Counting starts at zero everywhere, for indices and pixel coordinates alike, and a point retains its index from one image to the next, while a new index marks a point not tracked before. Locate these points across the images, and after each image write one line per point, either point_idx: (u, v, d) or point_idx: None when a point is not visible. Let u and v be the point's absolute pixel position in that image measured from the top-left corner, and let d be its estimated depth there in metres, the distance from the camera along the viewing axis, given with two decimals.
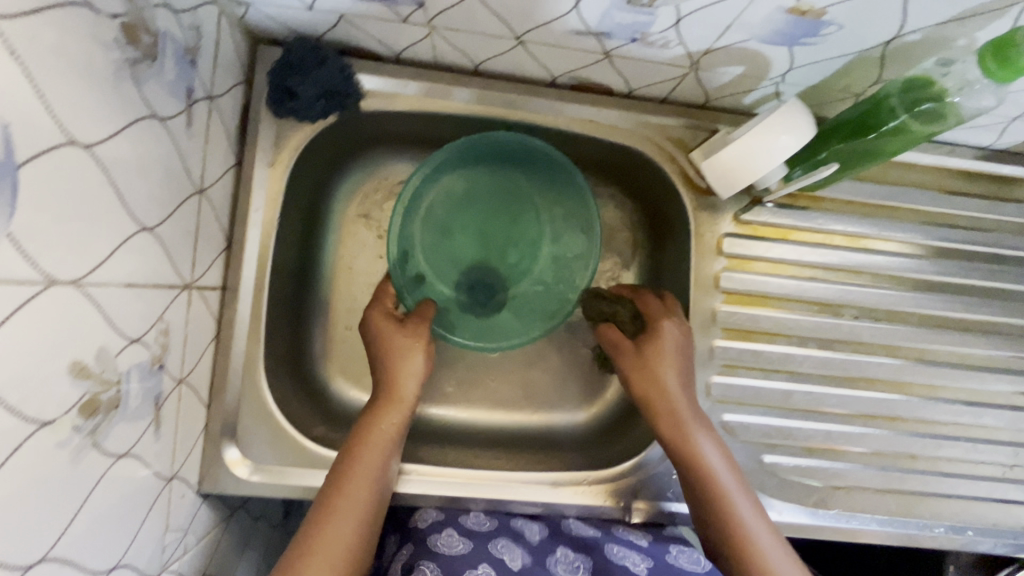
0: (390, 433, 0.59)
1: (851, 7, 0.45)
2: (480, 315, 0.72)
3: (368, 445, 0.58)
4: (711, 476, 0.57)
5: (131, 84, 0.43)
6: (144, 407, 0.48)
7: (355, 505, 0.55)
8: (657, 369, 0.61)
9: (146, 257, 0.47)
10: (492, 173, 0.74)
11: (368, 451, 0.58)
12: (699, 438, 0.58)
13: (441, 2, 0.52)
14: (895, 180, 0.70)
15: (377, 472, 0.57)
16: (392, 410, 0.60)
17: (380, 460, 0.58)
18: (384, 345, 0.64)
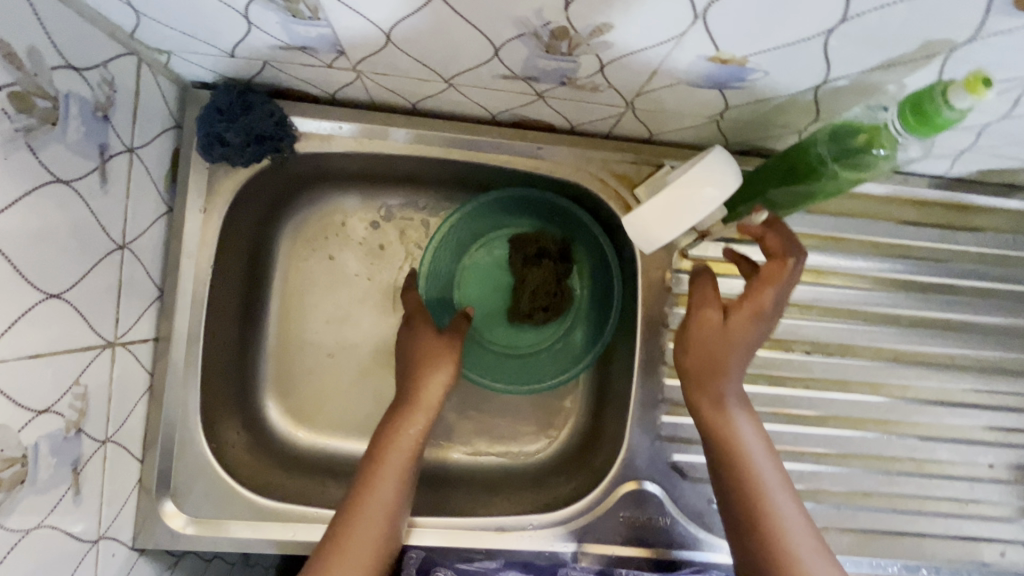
0: (409, 447, 0.59)
1: (773, 55, 0.44)
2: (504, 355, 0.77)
3: (387, 460, 0.58)
4: (748, 463, 0.54)
5: (27, 152, 0.42)
6: (60, 474, 0.47)
7: (374, 522, 0.56)
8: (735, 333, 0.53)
9: (55, 325, 0.46)
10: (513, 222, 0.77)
11: (386, 466, 0.58)
12: (737, 417, 0.56)
13: (360, 51, 0.51)
14: (849, 211, 0.68)
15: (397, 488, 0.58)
16: (417, 416, 0.60)
17: (398, 476, 0.58)
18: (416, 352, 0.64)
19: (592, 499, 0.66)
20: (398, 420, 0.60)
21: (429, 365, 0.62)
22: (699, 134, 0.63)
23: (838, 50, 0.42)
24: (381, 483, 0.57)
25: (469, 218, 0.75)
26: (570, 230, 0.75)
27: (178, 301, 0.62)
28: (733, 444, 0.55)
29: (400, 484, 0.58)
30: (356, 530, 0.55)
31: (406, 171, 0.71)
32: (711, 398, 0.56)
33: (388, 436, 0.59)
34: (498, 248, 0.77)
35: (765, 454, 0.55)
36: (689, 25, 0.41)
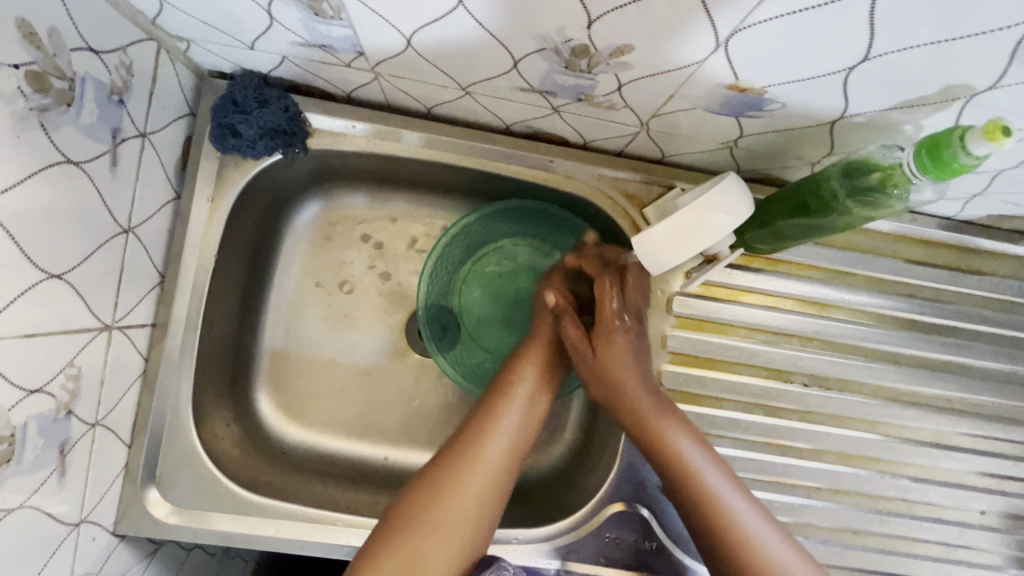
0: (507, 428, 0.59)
1: (791, 88, 0.44)
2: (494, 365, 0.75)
3: (487, 443, 0.57)
4: (711, 496, 0.57)
5: (40, 131, 0.42)
6: (47, 455, 0.47)
7: (463, 500, 0.54)
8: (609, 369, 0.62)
9: (54, 306, 0.46)
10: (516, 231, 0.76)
11: (483, 448, 0.57)
12: (689, 448, 0.59)
13: (380, 53, 0.51)
14: (856, 246, 0.68)
15: (494, 467, 0.57)
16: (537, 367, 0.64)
17: (495, 459, 0.57)
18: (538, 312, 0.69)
19: (578, 518, 0.66)
20: (508, 393, 0.61)
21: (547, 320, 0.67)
22: (712, 159, 0.63)
23: (857, 87, 0.42)
24: (481, 457, 0.57)
25: (480, 226, 0.75)
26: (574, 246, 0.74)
27: (180, 288, 0.61)
28: (693, 478, 0.58)
29: (498, 465, 0.57)
30: (458, 492, 0.54)
31: (415, 173, 0.71)
32: (661, 444, 0.59)
33: (487, 420, 0.59)
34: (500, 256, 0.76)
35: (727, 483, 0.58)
36: (710, 52, 0.41)
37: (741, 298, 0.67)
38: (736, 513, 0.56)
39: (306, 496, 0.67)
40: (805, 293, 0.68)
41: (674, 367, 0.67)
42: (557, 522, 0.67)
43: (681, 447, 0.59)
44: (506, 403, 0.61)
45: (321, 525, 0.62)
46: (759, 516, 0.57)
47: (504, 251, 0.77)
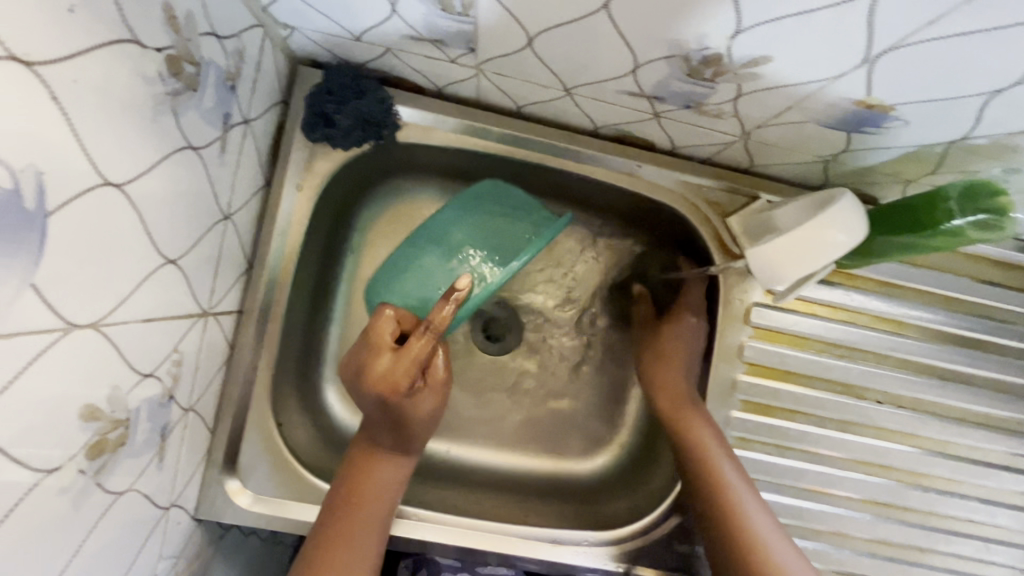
0: (378, 506, 0.57)
1: (922, 107, 0.44)
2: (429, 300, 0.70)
3: (354, 528, 0.55)
4: (735, 505, 0.57)
5: (171, 116, 0.41)
6: (152, 439, 0.47)
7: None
8: (669, 354, 0.69)
9: (168, 291, 0.45)
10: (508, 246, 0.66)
11: (361, 516, 0.56)
12: (720, 463, 0.60)
13: (493, 50, 0.50)
14: (934, 264, 0.68)
15: (374, 537, 0.56)
16: (388, 460, 0.59)
17: (376, 528, 0.57)
18: (656, 377, 0.69)
19: (652, 520, 0.67)
20: (377, 462, 0.59)
21: (660, 364, 0.69)
22: (802, 171, 0.62)
23: (993, 110, 0.42)
24: (359, 530, 0.55)
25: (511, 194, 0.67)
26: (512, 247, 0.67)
27: (265, 276, 0.61)
28: (717, 485, 0.59)
29: (375, 535, 0.56)
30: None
31: (494, 172, 0.71)
32: (688, 447, 0.62)
33: (348, 504, 0.56)
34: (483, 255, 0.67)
35: (772, 526, 0.56)
36: (852, 68, 0.40)
37: (820, 312, 0.67)
38: (747, 513, 0.57)
39: None
40: (881, 309, 0.68)
41: (750, 377, 0.67)
42: (625, 527, 0.67)
43: (709, 455, 0.60)
44: (370, 490, 0.57)
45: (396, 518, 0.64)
46: (777, 534, 0.56)
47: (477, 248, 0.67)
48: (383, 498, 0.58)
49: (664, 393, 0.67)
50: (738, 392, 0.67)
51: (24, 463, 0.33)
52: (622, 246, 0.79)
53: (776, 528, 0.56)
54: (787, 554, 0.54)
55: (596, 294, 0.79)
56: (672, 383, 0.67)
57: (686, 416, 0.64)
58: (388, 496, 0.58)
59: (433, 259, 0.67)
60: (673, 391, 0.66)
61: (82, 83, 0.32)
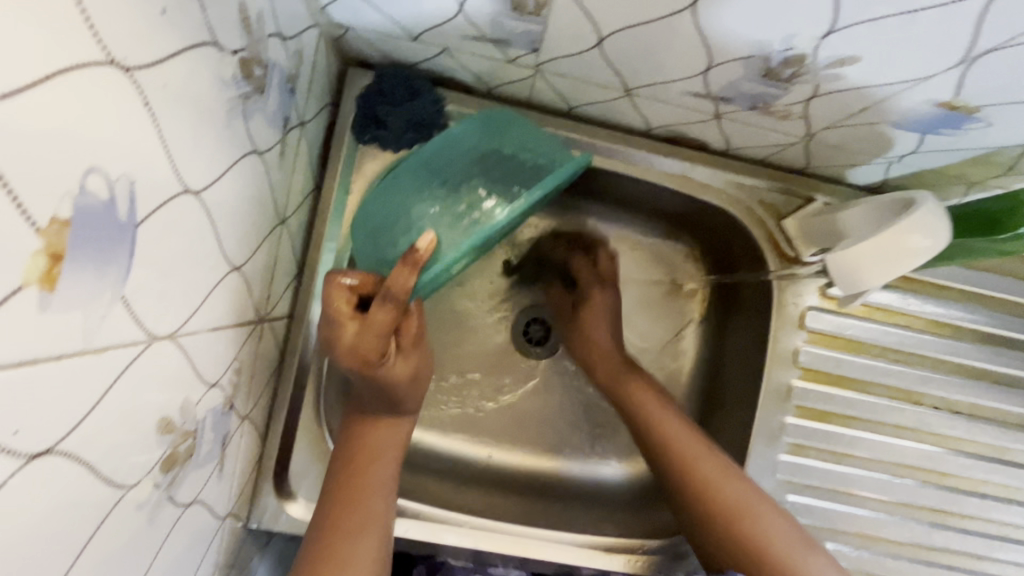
0: (378, 466, 0.55)
1: (1010, 108, 0.42)
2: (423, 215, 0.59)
3: (360, 494, 0.53)
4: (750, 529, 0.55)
5: (241, 120, 0.40)
6: (214, 449, 0.46)
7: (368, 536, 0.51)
8: (590, 328, 0.71)
9: (233, 298, 0.44)
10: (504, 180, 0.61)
11: (368, 479, 0.54)
12: (728, 487, 0.57)
13: (558, 50, 0.49)
14: (991, 267, 0.66)
15: (380, 495, 0.54)
16: (387, 422, 0.56)
17: (383, 486, 0.54)
18: (586, 338, 0.72)
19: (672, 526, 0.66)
20: (374, 422, 0.56)
21: (590, 327, 0.71)
22: (862, 173, 0.61)
23: None
24: (365, 494, 0.53)
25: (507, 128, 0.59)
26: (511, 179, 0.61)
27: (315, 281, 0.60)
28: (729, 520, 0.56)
29: (382, 496, 0.54)
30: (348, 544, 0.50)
31: None
32: (694, 482, 0.59)
33: (354, 469, 0.54)
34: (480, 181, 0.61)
35: (789, 528, 0.55)
36: (946, 69, 0.39)
37: (875, 316, 0.66)
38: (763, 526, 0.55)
39: (425, 493, 0.67)
40: (938, 313, 0.66)
41: (804, 382, 0.66)
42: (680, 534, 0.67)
43: (715, 487, 0.58)
44: (370, 453, 0.55)
45: (447, 526, 0.63)
46: (788, 527, 0.55)
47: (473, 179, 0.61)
48: (382, 460, 0.55)
49: (657, 426, 0.64)
50: (792, 397, 0.66)
51: (110, 480, 0.32)
52: (665, 248, 0.77)
53: (791, 530, 0.55)
54: (808, 555, 0.53)
55: (639, 297, 0.78)
56: (608, 352, 0.70)
57: (654, 412, 0.64)
58: (387, 455, 0.56)
59: (422, 205, 0.58)
60: (615, 368, 0.69)
61: (169, 88, 0.31)
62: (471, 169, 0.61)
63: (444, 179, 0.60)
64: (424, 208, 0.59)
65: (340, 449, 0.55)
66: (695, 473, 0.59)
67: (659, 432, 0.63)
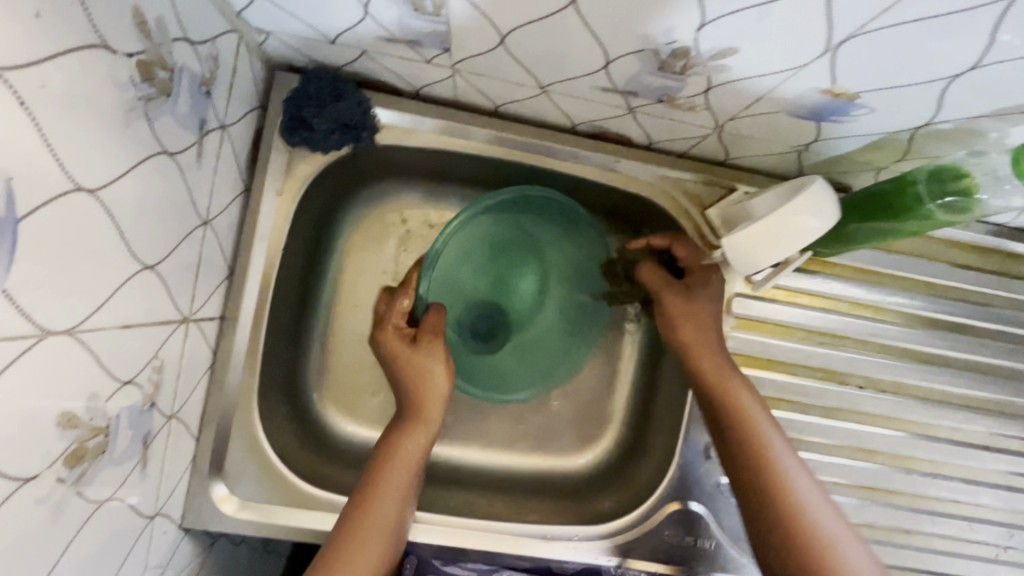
0: (403, 481, 0.57)
1: (887, 94, 0.45)
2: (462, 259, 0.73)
3: (386, 494, 0.56)
4: (789, 492, 0.54)
5: (145, 122, 0.41)
6: (133, 447, 0.47)
7: (379, 535, 0.54)
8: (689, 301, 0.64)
9: (145, 296, 0.45)
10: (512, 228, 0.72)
11: (394, 479, 0.57)
12: (775, 445, 0.56)
13: (467, 49, 0.51)
14: (909, 250, 0.69)
15: (397, 504, 0.56)
16: (421, 428, 0.59)
17: (400, 494, 0.56)
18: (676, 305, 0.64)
19: (627, 522, 0.66)
20: (399, 437, 0.59)
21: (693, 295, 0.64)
22: (778, 162, 0.63)
23: (957, 95, 0.43)
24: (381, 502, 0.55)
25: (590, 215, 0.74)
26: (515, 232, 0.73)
27: (248, 281, 0.61)
28: (775, 478, 0.55)
29: (399, 503, 0.56)
30: (360, 535, 0.53)
31: (474, 171, 0.71)
32: (746, 435, 0.57)
33: (384, 466, 0.57)
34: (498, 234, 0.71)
35: (808, 483, 0.55)
36: (815, 57, 0.41)
37: (799, 300, 0.68)
38: (804, 500, 0.54)
39: None
40: (860, 296, 0.69)
41: None
42: (619, 519, 0.67)
43: (767, 448, 0.56)
44: (400, 453, 0.58)
45: None
46: (821, 500, 0.54)
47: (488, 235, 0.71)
48: (404, 474, 0.57)
49: (728, 390, 0.59)
50: None
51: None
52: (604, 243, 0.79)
53: (839, 520, 0.53)
54: (858, 554, 0.51)
55: None
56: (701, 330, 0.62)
57: (731, 389, 0.59)
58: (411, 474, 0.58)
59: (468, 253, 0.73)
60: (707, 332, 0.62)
61: (51, 89, 0.32)
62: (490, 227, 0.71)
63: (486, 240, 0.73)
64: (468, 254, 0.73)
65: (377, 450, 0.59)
66: (748, 425, 0.57)
67: (727, 399, 0.59)
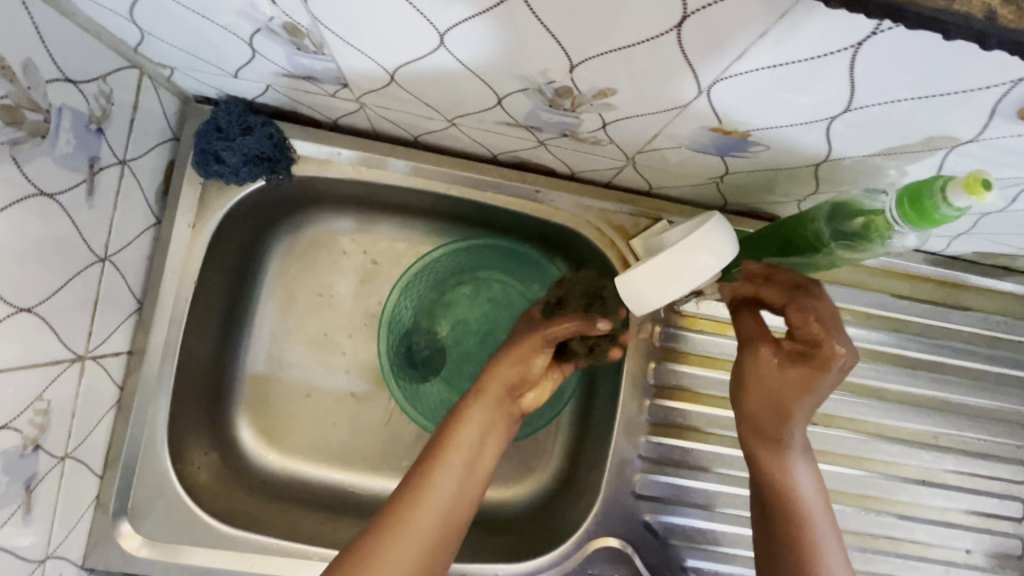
0: (464, 460, 0.56)
1: (775, 132, 0.44)
2: (424, 289, 0.75)
3: (430, 496, 0.53)
4: (798, 504, 0.54)
5: (12, 165, 0.41)
6: (12, 492, 0.46)
7: (433, 512, 0.53)
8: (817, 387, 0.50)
9: (21, 339, 0.44)
10: (465, 254, 0.74)
11: (438, 483, 0.54)
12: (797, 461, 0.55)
13: (364, 85, 0.50)
14: (841, 280, 0.67)
15: (467, 465, 0.56)
16: (477, 420, 0.58)
17: (452, 486, 0.55)
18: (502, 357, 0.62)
19: (551, 558, 0.65)
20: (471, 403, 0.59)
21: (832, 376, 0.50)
22: (699, 192, 0.62)
23: (841, 135, 0.42)
24: (441, 477, 0.55)
25: (539, 253, 0.75)
26: (470, 263, 0.75)
27: (159, 314, 0.60)
28: (790, 497, 0.54)
29: (463, 482, 0.55)
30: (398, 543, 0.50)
31: (402, 200, 0.71)
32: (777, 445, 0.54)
33: (425, 476, 0.55)
34: (452, 260, 0.74)
35: (815, 492, 0.55)
36: (692, 98, 0.40)
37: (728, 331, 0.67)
38: (808, 514, 0.54)
39: (283, 526, 0.66)
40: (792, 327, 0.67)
41: (661, 400, 0.66)
42: (542, 556, 0.65)
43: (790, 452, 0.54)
44: (451, 449, 0.56)
45: (296, 559, 0.61)
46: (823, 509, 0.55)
47: (442, 260, 0.74)
48: (467, 453, 0.57)
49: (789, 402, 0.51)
50: (649, 416, 0.66)
51: None
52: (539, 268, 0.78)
53: (831, 529, 0.54)
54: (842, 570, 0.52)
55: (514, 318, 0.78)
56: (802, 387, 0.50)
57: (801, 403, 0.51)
58: (498, 416, 0.60)
59: (430, 281, 0.75)
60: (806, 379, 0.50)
61: None
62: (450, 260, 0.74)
63: (444, 273, 0.75)
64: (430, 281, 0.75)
65: (449, 420, 0.59)
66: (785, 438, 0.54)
67: (781, 414, 0.53)
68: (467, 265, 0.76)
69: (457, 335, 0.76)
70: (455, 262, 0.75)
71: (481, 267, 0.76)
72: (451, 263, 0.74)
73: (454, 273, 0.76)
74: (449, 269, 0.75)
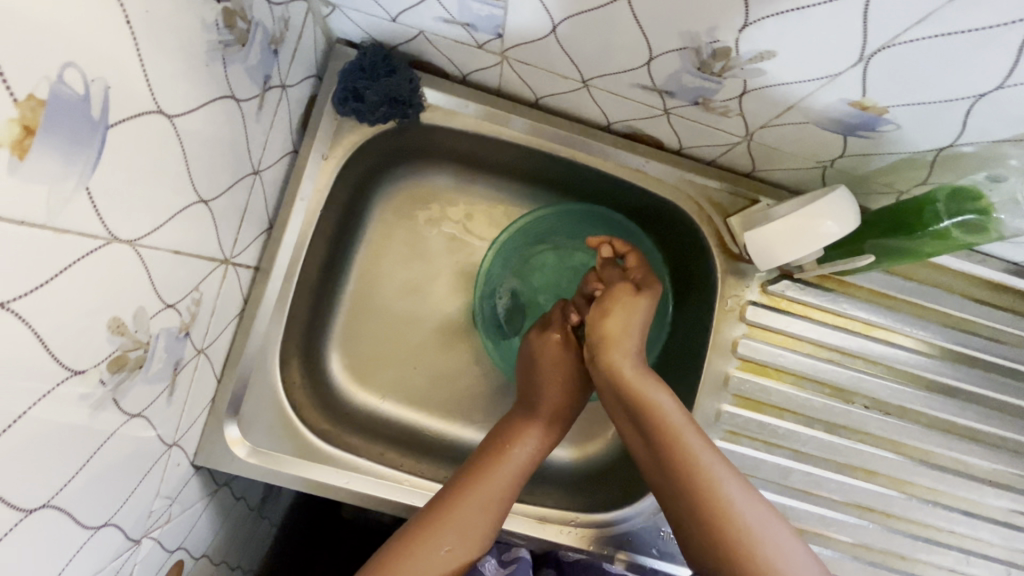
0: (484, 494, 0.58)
1: (912, 111, 0.47)
2: (517, 248, 0.78)
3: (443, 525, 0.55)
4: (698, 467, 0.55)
5: (220, 65, 0.45)
6: (166, 371, 0.49)
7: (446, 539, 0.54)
8: (619, 309, 0.63)
9: (196, 228, 0.48)
10: (560, 218, 0.78)
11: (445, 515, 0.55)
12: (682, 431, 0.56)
13: (519, 36, 0.54)
14: (923, 279, 0.70)
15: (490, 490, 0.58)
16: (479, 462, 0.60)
17: (467, 513, 0.56)
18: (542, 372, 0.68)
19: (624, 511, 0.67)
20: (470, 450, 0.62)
21: (626, 309, 0.63)
22: (802, 177, 0.65)
23: (979, 117, 0.45)
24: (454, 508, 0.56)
25: (630, 225, 0.78)
26: (562, 228, 0.79)
27: (285, 236, 0.64)
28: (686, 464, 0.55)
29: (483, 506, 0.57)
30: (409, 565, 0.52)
31: (509, 160, 0.75)
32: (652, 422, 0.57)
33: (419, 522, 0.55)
34: (546, 223, 0.78)
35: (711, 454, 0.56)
36: (849, 66, 0.44)
37: (812, 315, 0.70)
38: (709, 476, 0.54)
39: (370, 454, 0.69)
40: (873, 317, 0.70)
41: (741, 373, 0.69)
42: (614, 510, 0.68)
43: (670, 426, 0.56)
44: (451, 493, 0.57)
45: (388, 484, 0.65)
46: (723, 471, 0.55)
47: (537, 222, 0.77)
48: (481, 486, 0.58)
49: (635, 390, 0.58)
50: (730, 386, 0.69)
51: (56, 357, 0.35)
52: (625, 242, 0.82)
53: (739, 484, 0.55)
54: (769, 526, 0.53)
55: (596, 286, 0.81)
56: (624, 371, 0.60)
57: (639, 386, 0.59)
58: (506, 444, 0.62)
59: (522, 241, 0.78)
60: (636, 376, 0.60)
61: (152, 16, 0.36)
62: (545, 222, 0.78)
63: (536, 235, 0.79)
64: (522, 241, 0.78)
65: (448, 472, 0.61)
66: (655, 415, 0.57)
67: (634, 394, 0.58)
68: (559, 230, 0.79)
69: (540, 295, 0.79)
70: (547, 225, 0.79)
71: (572, 233, 0.80)
72: (546, 225, 0.78)
73: (544, 236, 0.79)
74: (541, 231, 0.79)
